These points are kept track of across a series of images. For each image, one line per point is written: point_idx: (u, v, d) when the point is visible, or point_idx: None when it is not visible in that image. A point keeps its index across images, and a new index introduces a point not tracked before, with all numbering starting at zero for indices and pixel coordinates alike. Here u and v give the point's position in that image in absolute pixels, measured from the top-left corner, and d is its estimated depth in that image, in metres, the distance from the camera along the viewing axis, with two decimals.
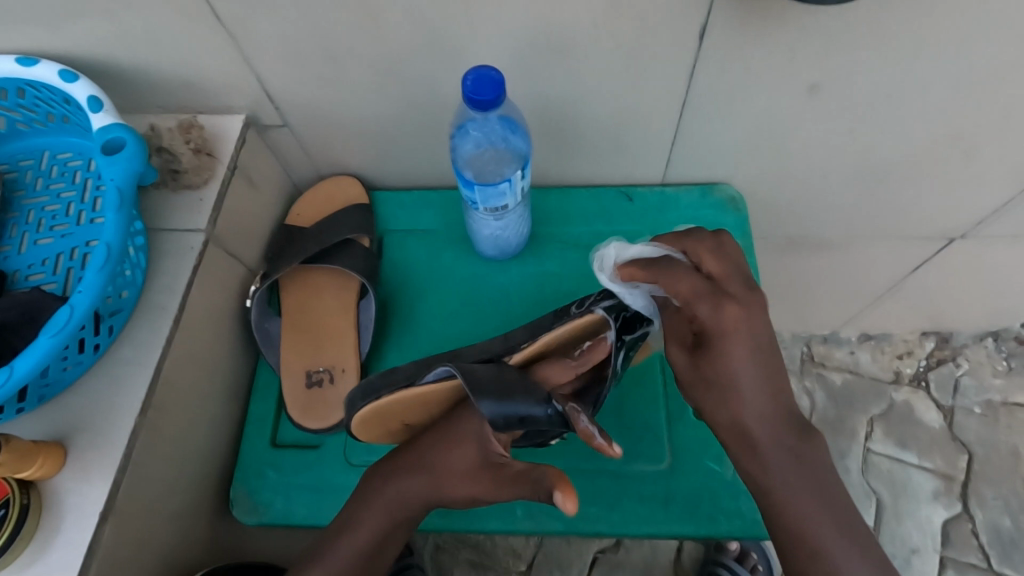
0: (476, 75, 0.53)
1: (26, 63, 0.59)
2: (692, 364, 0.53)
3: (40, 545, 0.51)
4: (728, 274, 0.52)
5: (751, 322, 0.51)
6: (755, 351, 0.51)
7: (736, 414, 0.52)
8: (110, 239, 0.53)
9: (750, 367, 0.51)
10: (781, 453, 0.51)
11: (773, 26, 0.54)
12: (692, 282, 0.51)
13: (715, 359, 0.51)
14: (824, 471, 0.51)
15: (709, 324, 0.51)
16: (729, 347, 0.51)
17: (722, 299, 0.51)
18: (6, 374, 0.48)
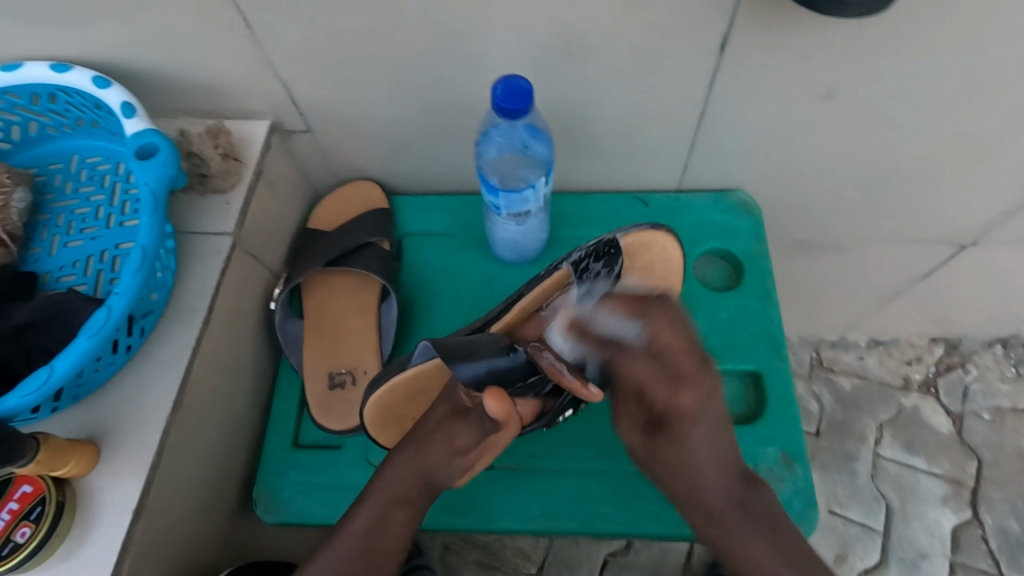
0: (506, 83, 0.54)
1: (60, 69, 0.60)
2: (651, 441, 0.58)
3: (73, 542, 0.52)
4: (686, 352, 0.54)
5: (705, 404, 0.55)
6: (707, 429, 0.56)
7: (692, 494, 0.58)
8: (145, 242, 0.54)
9: (701, 442, 0.57)
10: (735, 517, 0.57)
11: (793, 35, 0.55)
12: (646, 366, 0.53)
13: (672, 442, 0.57)
14: (773, 523, 0.57)
15: (668, 407, 0.55)
16: (685, 429, 0.56)
17: (681, 383, 0.54)
18: (45, 374, 0.50)
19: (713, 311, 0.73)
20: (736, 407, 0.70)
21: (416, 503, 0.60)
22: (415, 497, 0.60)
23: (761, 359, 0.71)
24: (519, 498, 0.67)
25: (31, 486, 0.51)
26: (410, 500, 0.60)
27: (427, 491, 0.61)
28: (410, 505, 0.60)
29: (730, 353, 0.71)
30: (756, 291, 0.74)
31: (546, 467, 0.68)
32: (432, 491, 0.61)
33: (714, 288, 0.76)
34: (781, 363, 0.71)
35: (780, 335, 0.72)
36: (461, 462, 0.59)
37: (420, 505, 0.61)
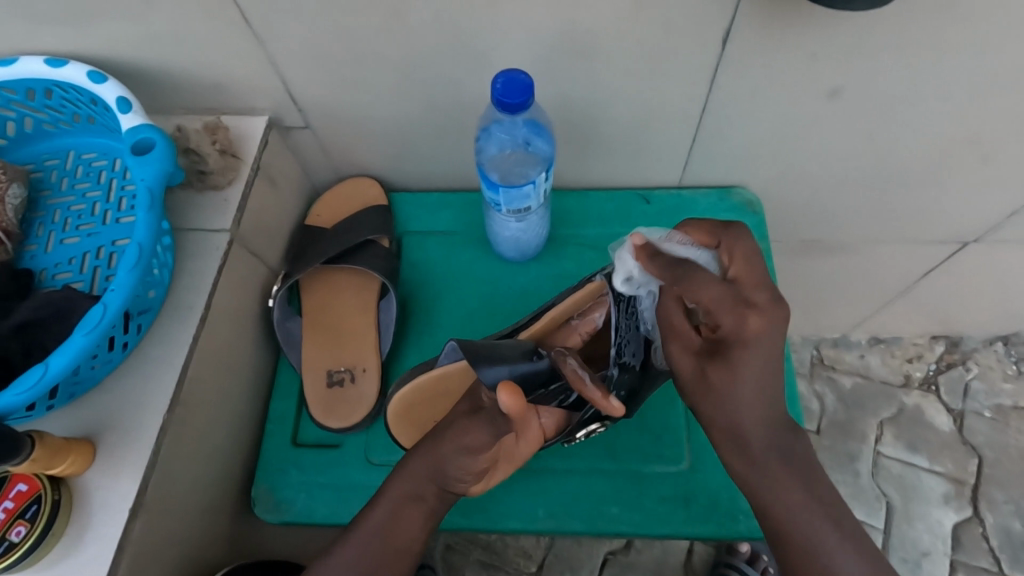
0: (506, 78, 0.53)
1: (55, 64, 0.60)
2: (699, 369, 0.51)
3: (70, 541, 0.52)
4: (759, 282, 0.48)
5: (775, 340, 0.48)
6: (769, 366, 0.48)
7: (735, 421, 0.51)
8: (141, 239, 0.53)
9: (760, 381, 0.49)
10: (776, 463, 0.51)
11: (797, 33, 0.55)
12: (711, 291, 0.47)
13: (726, 370, 0.49)
14: (810, 475, 0.52)
15: (733, 335, 0.48)
16: (743, 360, 0.48)
17: (749, 309, 0.47)
18: (41, 372, 0.49)
19: None
20: None
21: (429, 505, 0.58)
22: (428, 496, 0.58)
23: None
24: (522, 498, 0.66)
25: (27, 485, 0.51)
26: (422, 501, 0.58)
27: (442, 492, 0.58)
28: (423, 506, 0.58)
29: None
30: None
31: (549, 466, 0.68)
32: (447, 492, 0.58)
33: None
34: (784, 361, 0.70)
35: (783, 333, 0.71)
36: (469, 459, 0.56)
37: (433, 508, 0.59)
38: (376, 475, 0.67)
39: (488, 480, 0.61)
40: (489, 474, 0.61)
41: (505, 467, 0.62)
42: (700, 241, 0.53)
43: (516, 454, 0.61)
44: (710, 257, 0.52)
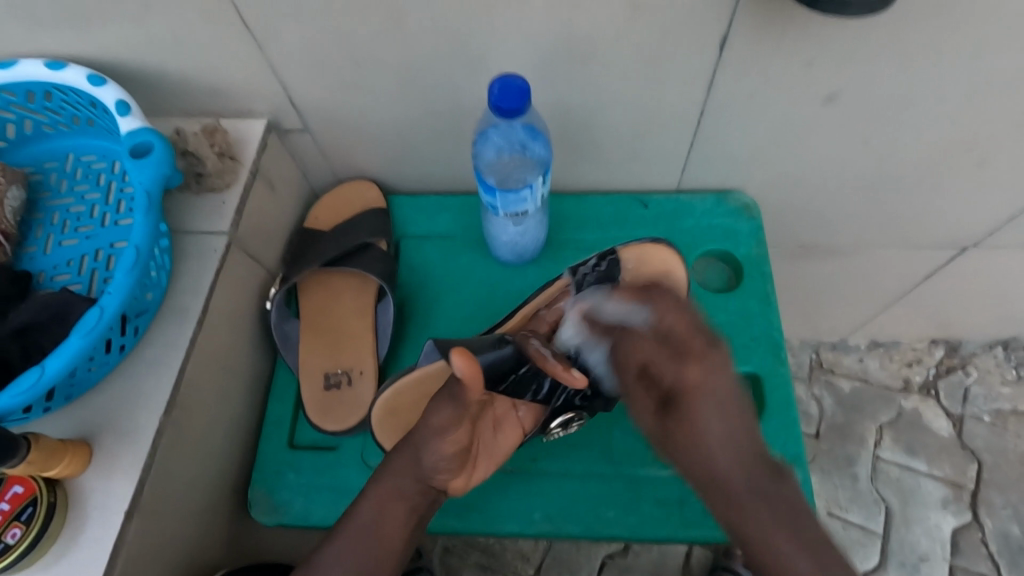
0: (502, 82, 0.53)
1: (55, 67, 0.60)
2: (662, 424, 0.56)
3: (66, 542, 0.52)
4: (691, 332, 0.53)
5: (716, 381, 0.52)
6: (719, 408, 0.52)
7: (702, 466, 0.53)
8: (138, 242, 0.54)
9: (717, 424, 0.52)
10: (756, 498, 0.51)
11: (794, 37, 0.55)
12: (648, 347, 0.55)
13: (680, 422, 0.53)
14: (792, 508, 0.50)
15: (676, 385, 0.53)
16: (695, 410, 0.52)
17: (684, 359, 0.53)
18: (37, 374, 0.49)
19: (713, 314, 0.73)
20: None
21: (413, 500, 0.58)
22: (411, 492, 0.58)
23: (761, 362, 0.70)
24: (519, 501, 0.66)
25: (23, 487, 0.51)
26: (406, 495, 0.58)
27: (423, 487, 0.58)
28: (405, 501, 0.58)
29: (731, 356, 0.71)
30: (756, 294, 0.74)
31: (545, 468, 0.68)
32: (427, 485, 0.58)
33: (713, 290, 0.75)
34: (781, 366, 0.70)
35: (779, 338, 0.71)
36: (443, 439, 0.55)
37: (416, 503, 0.58)
38: None
39: (470, 477, 0.60)
40: (471, 470, 0.60)
41: (487, 463, 0.62)
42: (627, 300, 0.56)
43: (496, 448, 0.62)
44: (640, 316, 0.56)
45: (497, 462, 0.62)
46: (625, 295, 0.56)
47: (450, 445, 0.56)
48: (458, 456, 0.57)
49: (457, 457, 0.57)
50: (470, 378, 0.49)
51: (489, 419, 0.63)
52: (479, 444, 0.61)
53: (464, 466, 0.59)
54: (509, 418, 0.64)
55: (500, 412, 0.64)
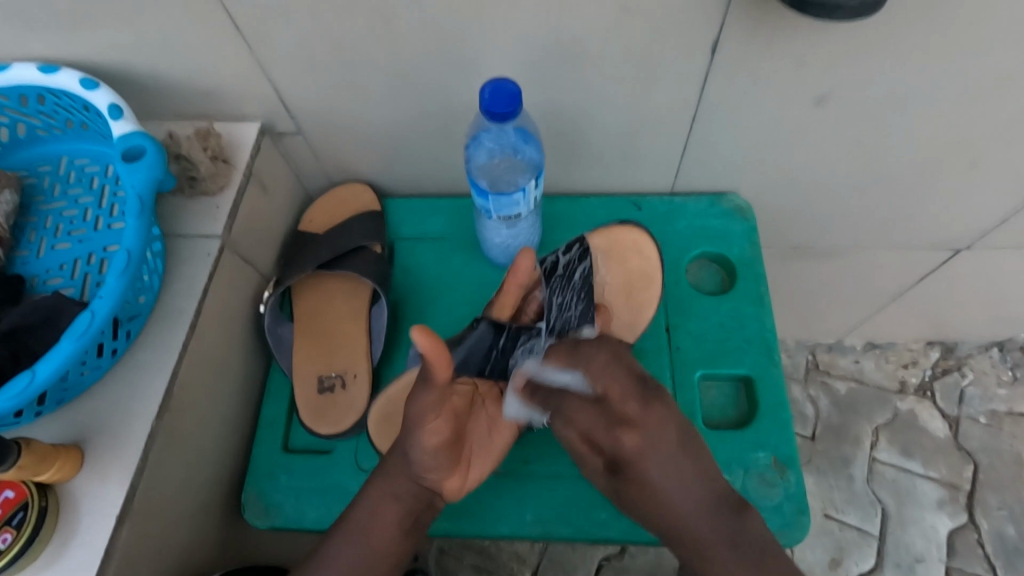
0: (493, 87, 0.54)
1: (48, 71, 0.60)
2: (615, 484, 0.54)
3: (57, 547, 0.51)
4: (626, 394, 0.49)
5: (656, 440, 0.49)
6: (668, 456, 0.50)
7: (672, 529, 0.50)
8: (130, 245, 0.54)
9: (672, 481, 0.50)
10: (723, 550, 0.49)
11: (786, 38, 0.55)
12: (588, 416, 0.50)
13: (632, 483, 0.51)
14: (761, 551, 0.49)
15: (617, 453, 0.50)
16: (645, 472, 0.50)
17: (624, 425, 0.49)
18: (28, 379, 0.49)
19: (706, 316, 0.73)
20: (728, 414, 0.70)
21: (408, 503, 0.57)
22: (405, 493, 0.57)
23: (755, 363, 0.70)
24: (512, 504, 0.66)
25: (13, 492, 0.50)
26: (400, 497, 0.57)
27: (417, 489, 0.57)
28: (398, 503, 0.57)
29: (724, 357, 0.71)
30: (750, 296, 0.74)
31: (539, 472, 0.67)
32: (422, 487, 0.57)
33: (707, 292, 0.75)
34: (774, 368, 0.70)
35: (772, 339, 0.71)
36: (427, 434, 0.53)
37: (412, 505, 0.58)
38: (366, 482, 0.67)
39: (465, 478, 0.59)
40: (465, 471, 0.59)
41: (481, 463, 0.60)
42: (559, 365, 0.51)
43: (490, 447, 0.62)
44: (573, 379, 0.51)
45: (493, 460, 0.62)
46: (557, 361, 0.51)
47: (436, 441, 0.53)
48: (448, 455, 0.55)
49: (447, 456, 0.55)
50: (434, 355, 0.48)
51: (482, 418, 0.61)
52: (473, 443, 0.60)
53: (457, 466, 0.58)
54: (502, 415, 0.63)
55: (492, 410, 0.63)
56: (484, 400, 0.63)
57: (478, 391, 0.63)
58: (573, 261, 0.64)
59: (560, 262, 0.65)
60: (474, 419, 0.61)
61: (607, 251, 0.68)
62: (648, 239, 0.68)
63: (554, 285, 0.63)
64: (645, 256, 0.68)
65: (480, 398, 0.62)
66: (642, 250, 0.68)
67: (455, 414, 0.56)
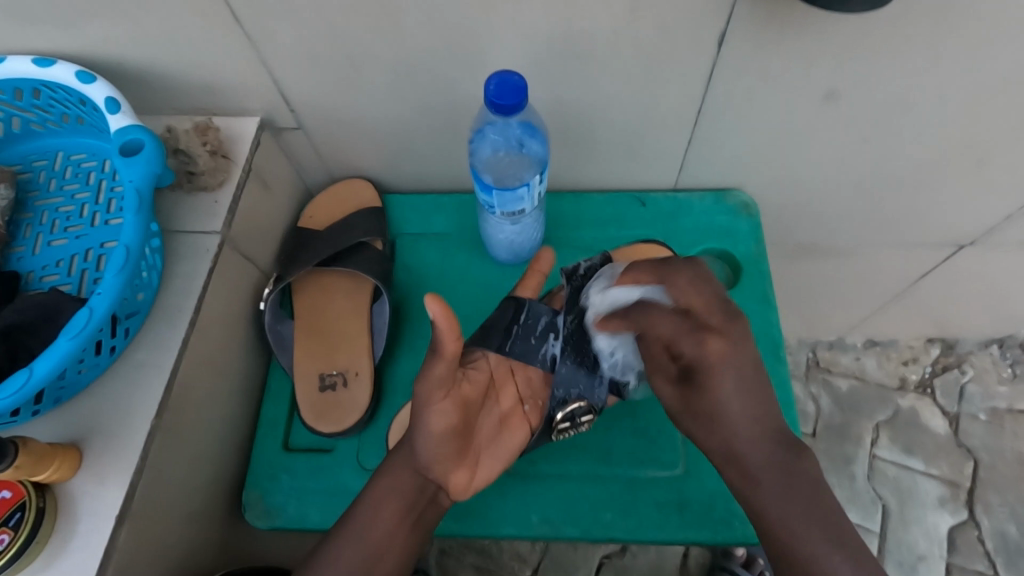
0: (498, 79, 0.53)
1: (42, 64, 0.59)
2: (682, 395, 0.55)
3: (55, 549, 0.51)
4: (710, 307, 0.53)
5: (738, 351, 0.52)
6: (740, 376, 0.52)
7: (726, 437, 0.52)
8: (129, 242, 0.53)
9: (739, 398, 0.52)
10: (773, 477, 0.50)
11: (794, 34, 0.54)
12: (668, 322, 0.54)
13: (701, 390, 0.53)
14: (814, 495, 0.49)
15: (695, 360, 0.53)
16: (720, 382, 0.52)
17: (706, 331, 0.52)
18: (24, 377, 0.48)
19: None
20: None
21: (410, 497, 0.56)
22: (409, 489, 0.56)
23: (760, 361, 0.70)
24: (515, 505, 0.66)
25: (11, 492, 0.50)
26: (404, 492, 0.56)
27: (421, 482, 0.57)
28: (400, 497, 0.56)
29: None
30: (754, 293, 0.73)
31: (542, 472, 0.67)
32: (426, 480, 0.57)
33: None
34: (779, 365, 0.70)
35: (778, 337, 0.71)
36: (433, 416, 0.54)
37: (414, 499, 0.57)
38: None
39: (474, 474, 0.59)
40: (472, 467, 0.59)
41: (492, 461, 0.60)
42: (645, 279, 0.56)
43: (501, 446, 0.61)
44: (658, 292, 0.55)
45: (504, 461, 0.61)
46: (640, 276, 0.57)
47: (443, 426, 0.55)
48: (453, 445, 0.56)
49: (452, 444, 0.56)
50: (445, 327, 0.49)
51: (494, 413, 0.61)
52: (484, 441, 0.60)
53: (464, 459, 0.58)
54: (515, 413, 0.62)
55: (507, 408, 0.62)
56: (499, 396, 0.62)
57: (495, 383, 0.62)
58: (595, 268, 0.65)
59: (583, 266, 0.65)
60: (486, 415, 0.61)
61: None
62: (674, 257, 0.70)
63: (574, 285, 0.63)
64: None
65: (495, 394, 0.62)
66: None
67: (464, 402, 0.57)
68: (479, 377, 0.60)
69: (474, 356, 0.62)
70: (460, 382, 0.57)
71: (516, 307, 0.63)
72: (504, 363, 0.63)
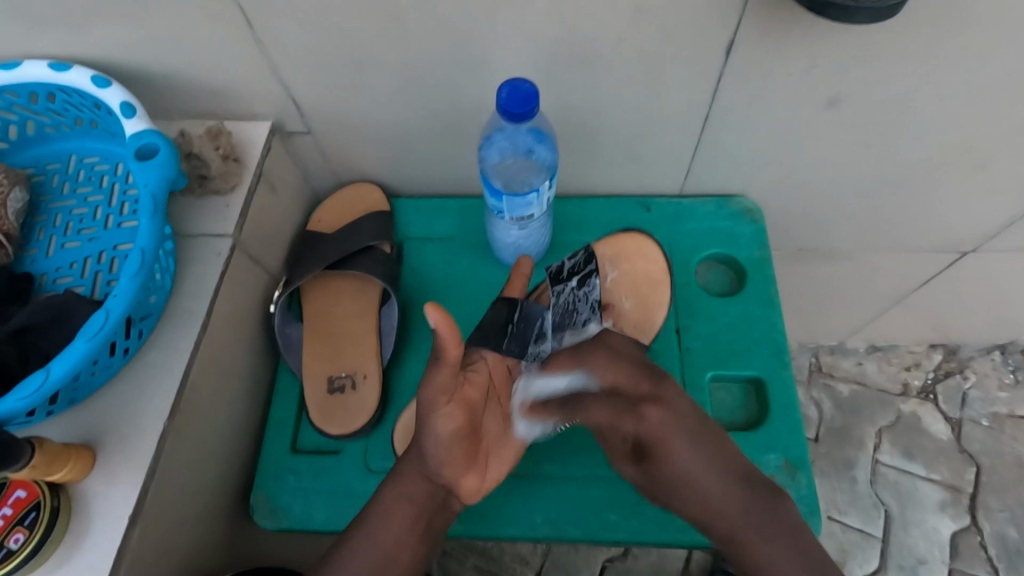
0: (510, 87, 0.53)
1: (59, 68, 0.59)
2: (644, 473, 0.58)
3: (68, 548, 0.51)
4: (635, 377, 0.58)
5: (677, 417, 0.56)
6: (691, 437, 0.56)
7: (702, 504, 0.55)
8: (144, 244, 0.54)
9: (694, 459, 0.55)
10: (755, 530, 0.53)
11: (800, 41, 0.55)
12: (601, 412, 0.58)
13: (656, 464, 0.56)
14: (794, 532, 0.53)
15: (642, 434, 0.56)
16: (669, 451, 0.56)
17: (642, 404, 0.57)
18: (41, 378, 0.49)
19: (717, 317, 0.73)
20: (737, 415, 0.70)
21: (420, 505, 0.57)
22: (420, 496, 0.57)
23: (765, 364, 0.70)
24: (521, 505, 0.66)
25: (26, 492, 0.51)
26: (414, 499, 0.57)
27: (433, 487, 0.57)
28: (413, 505, 0.57)
29: (733, 359, 0.71)
30: (759, 297, 0.74)
31: (550, 472, 0.67)
32: (437, 485, 0.57)
33: (716, 293, 0.75)
34: (784, 369, 0.70)
35: (783, 341, 0.71)
36: (440, 420, 0.54)
37: (425, 507, 0.57)
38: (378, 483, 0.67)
39: (483, 477, 0.60)
40: (481, 470, 0.59)
41: (499, 462, 0.61)
42: (557, 368, 0.61)
43: (506, 446, 0.62)
44: (577, 381, 0.60)
45: (507, 463, 0.62)
46: (558, 364, 0.60)
47: (450, 429, 0.55)
48: (461, 447, 0.56)
49: (461, 446, 0.56)
50: (447, 333, 0.48)
51: (497, 414, 0.62)
52: (488, 444, 0.61)
53: (473, 463, 0.58)
54: (517, 412, 0.63)
55: (509, 408, 0.63)
56: (501, 397, 0.63)
57: (495, 386, 0.62)
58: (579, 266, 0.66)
59: (567, 267, 0.66)
60: (490, 417, 0.61)
61: (613, 257, 0.69)
62: (650, 241, 0.70)
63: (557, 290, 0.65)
64: (649, 258, 0.69)
65: (495, 396, 0.62)
66: (648, 253, 0.69)
67: (471, 405, 0.57)
68: (482, 380, 0.60)
69: (474, 358, 0.61)
70: (465, 386, 0.57)
71: (509, 308, 0.64)
72: (501, 365, 0.63)
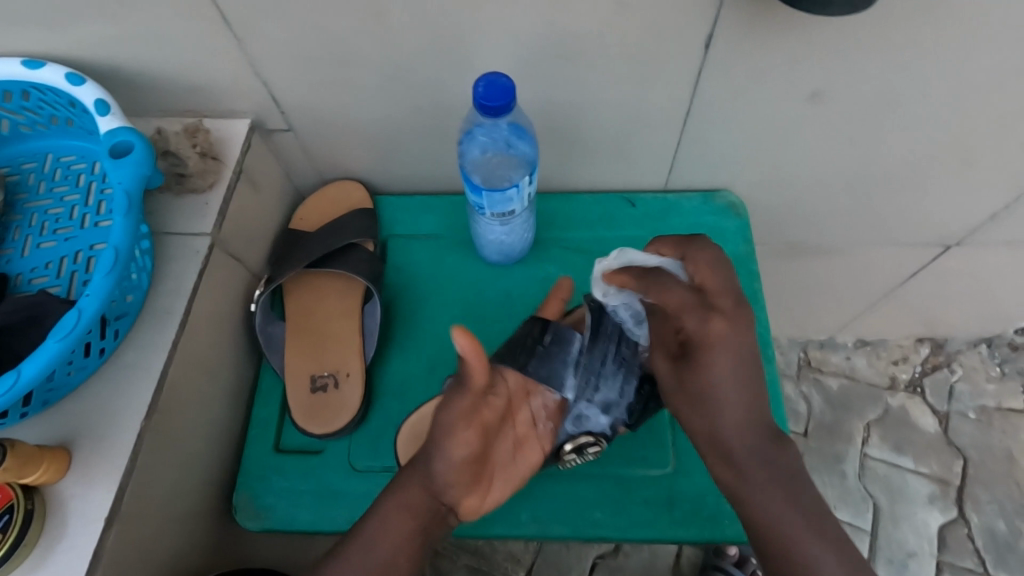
0: (486, 81, 0.53)
1: (32, 66, 0.59)
2: (674, 372, 0.56)
3: (42, 552, 0.51)
4: (723, 290, 0.54)
5: (737, 339, 0.53)
6: (737, 363, 0.53)
7: (721, 423, 0.53)
8: (118, 243, 0.53)
9: (730, 380, 0.53)
10: (763, 472, 0.51)
11: (777, 34, 0.55)
12: (677, 296, 0.54)
13: (694, 366, 0.53)
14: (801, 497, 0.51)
15: (694, 334, 0.53)
16: (710, 360, 0.53)
17: (708, 312, 0.53)
18: (13, 378, 0.48)
19: None
20: None
21: (422, 519, 0.55)
22: (422, 510, 0.55)
23: None
24: (506, 502, 0.66)
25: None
26: (415, 512, 0.55)
27: (434, 506, 0.56)
28: (415, 519, 0.55)
29: None
30: (744, 292, 0.74)
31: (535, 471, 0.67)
32: (440, 503, 0.56)
33: None
34: (767, 364, 0.70)
35: (767, 337, 0.71)
36: (454, 442, 0.54)
37: (425, 523, 0.55)
38: (363, 482, 0.66)
39: (485, 497, 0.58)
40: (485, 492, 0.58)
41: (502, 484, 0.59)
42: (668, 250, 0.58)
43: (515, 470, 0.60)
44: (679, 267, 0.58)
45: (515, 484, 0.60)
46: (663, 246, 0.58)
47: (462, 452, 0.54)
48: (471, 470, 0.55)
49: (468, 470, 0.55)
50: (472, 358, 0.51)
51: (510, 436, 0.59)
52: (496, 464, 0.59)
53: (477, 484, 0.57)
54: (530, 435, 0.60)
55: (523, 431, 0.60)
56: (515, 420, 0.60)
57: (512, 407, 0.59)
58: None
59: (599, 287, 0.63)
60: (502, 439, 0.59)
61: None
62: None
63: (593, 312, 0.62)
64: None
65: (511, 418, 0.59)
66: None
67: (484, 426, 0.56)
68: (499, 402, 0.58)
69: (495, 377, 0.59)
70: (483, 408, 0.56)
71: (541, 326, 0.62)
72: (522, 386, 0.60)
